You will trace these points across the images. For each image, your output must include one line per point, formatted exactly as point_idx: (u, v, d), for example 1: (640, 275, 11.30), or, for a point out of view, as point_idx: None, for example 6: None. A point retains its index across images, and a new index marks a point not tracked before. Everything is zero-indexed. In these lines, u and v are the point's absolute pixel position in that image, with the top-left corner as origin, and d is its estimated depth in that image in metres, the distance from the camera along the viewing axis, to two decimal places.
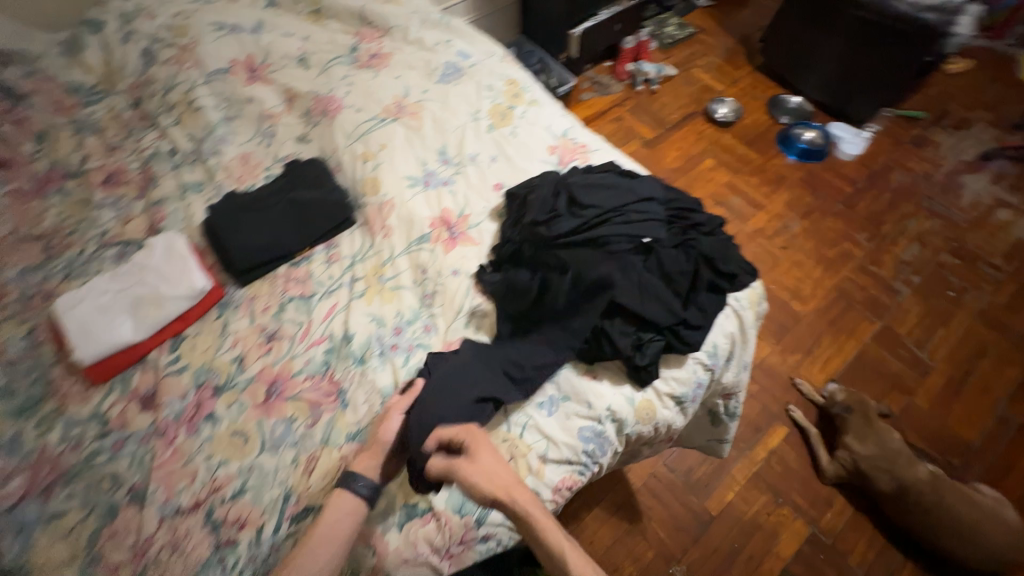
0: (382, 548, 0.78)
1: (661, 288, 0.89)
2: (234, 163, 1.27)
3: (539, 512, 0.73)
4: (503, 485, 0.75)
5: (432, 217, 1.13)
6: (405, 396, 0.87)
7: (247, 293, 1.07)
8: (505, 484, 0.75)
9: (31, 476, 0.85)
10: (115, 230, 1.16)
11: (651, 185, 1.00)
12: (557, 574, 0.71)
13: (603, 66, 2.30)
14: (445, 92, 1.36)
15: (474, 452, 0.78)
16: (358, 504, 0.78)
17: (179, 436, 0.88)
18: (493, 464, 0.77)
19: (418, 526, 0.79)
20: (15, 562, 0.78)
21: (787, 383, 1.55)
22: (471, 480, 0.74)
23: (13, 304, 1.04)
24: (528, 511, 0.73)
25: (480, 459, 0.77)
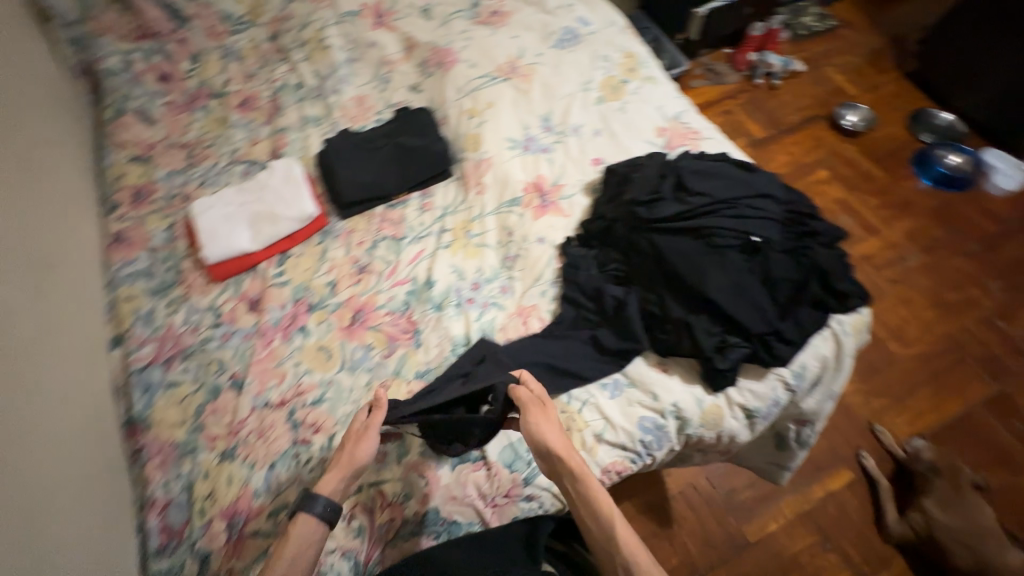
0: (434, 481, 0.82)
1: (760, 292, 0.83)
2: (350, 103, 1.34)
3: (593, 477, 0.73)
4: (566, 446, 0.75)
5: (526, 181, 1.13)
6: (376, 411, 0.79)
7: (346, 225, 1.15)
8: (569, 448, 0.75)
9: (158, 346, 1.00)
10: (244, 150, 1.29)
11: (768, 180, 0.93)
12: (601, 541, 0.70)
13: (722, 54, 2.08)
14: (559, 57, 1.32)
15: (546, 408, 0.78)
16: (318, 529, 0.71)
17: (275, 340, 0.99)
18: (560, 425, 0.78)
19: (468, 470, 0.83)
20: (142, 413, 0.93)
21: (864, 427, 1.40)
22: (535, 428, 0.75)
23: (160, 200, 1.20)
24: (589, 481, 0.73)
25: (546, 411, 0.78)
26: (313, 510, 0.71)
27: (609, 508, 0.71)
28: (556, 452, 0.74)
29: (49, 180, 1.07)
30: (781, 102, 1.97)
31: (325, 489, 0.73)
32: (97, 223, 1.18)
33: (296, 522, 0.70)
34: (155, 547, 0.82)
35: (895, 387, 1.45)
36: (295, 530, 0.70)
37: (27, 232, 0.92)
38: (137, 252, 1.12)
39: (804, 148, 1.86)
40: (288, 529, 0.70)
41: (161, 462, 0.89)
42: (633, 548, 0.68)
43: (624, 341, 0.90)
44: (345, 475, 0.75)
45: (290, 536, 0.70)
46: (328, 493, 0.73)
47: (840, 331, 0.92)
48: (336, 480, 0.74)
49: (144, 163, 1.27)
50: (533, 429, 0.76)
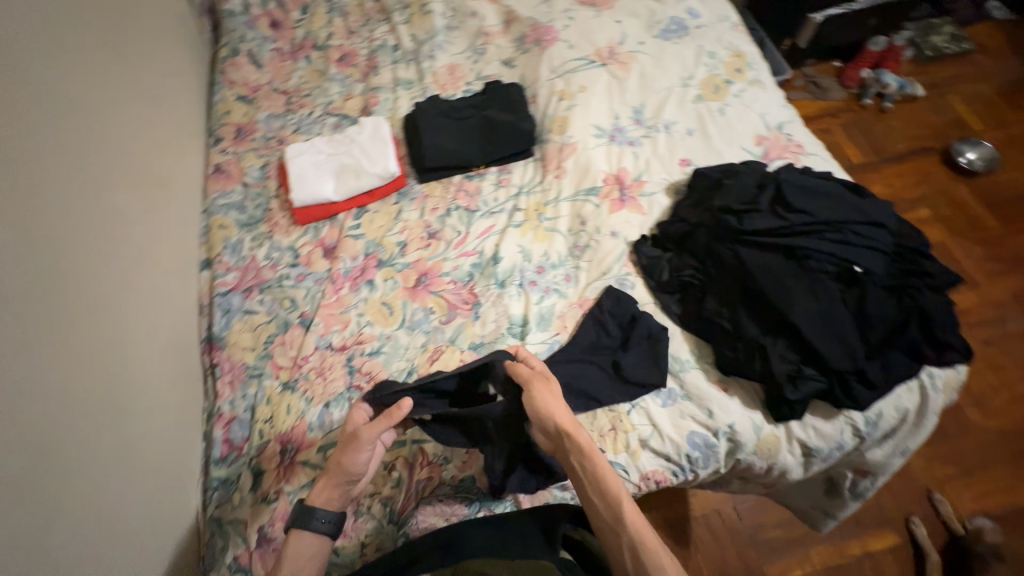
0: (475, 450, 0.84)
1: (851, 326, 0.78)
2: (442, 70, 1.35)
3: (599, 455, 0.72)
4: (572, 422, 0.74)
5: (608, 172, 1.10)
6: (381, 420, 0.73)
7: (423, 190, 1.17)
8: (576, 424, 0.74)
9: (241, 276, 1.07)
10: (338, 103, 1.33)
11: (883, 209, 0.88)
12: (606, 520, 0.68)
13: (831, 67, 1.90)
14: (662, 49, 1.26)
15: (550, 383, 0.78)
16: (316, 542, 0.69)
17: (344, 288, 1.03)
18: (563, 401, 0.77)
19: None
20: (219, 333, 1.01)
21: (921, 493, 1.24)
22: (540, 400, 0.75)
23: (258, 140, 1.28)
24: (594, 456, 0.71)
25: (552, 387, 0.77)
26: (307, 527, 0.69)
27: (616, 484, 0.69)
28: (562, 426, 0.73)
29: (161, 110, 1.16)
30: (889, 126, 1.78)
31: (317, 500, 0.71)
32: (202, 154, 1.27)
33: (291, 538, 0.69)
34: (217, 456, 0.90)
35: (963, 458, 1.28)
36: (290, 547, 0.68)
37: (131, 162, 1.01)
38: (233, 185, 1.20)
39: (910, 181, 1.68)
40: (285, 547, 0.69)
41: (230, 380, 0.96)
42: (640, 528, 0.66)
43: (647, 370, 0.87)
44: (338, 484, 0.72)
45: (289, 550, 0.68)
46: (324, 505, 0.71)
47: (929, 385, 0.84)
48: (330, 491, 0.71)
49: (248, 103, 1.35)
50: (537, 402, 0.75)
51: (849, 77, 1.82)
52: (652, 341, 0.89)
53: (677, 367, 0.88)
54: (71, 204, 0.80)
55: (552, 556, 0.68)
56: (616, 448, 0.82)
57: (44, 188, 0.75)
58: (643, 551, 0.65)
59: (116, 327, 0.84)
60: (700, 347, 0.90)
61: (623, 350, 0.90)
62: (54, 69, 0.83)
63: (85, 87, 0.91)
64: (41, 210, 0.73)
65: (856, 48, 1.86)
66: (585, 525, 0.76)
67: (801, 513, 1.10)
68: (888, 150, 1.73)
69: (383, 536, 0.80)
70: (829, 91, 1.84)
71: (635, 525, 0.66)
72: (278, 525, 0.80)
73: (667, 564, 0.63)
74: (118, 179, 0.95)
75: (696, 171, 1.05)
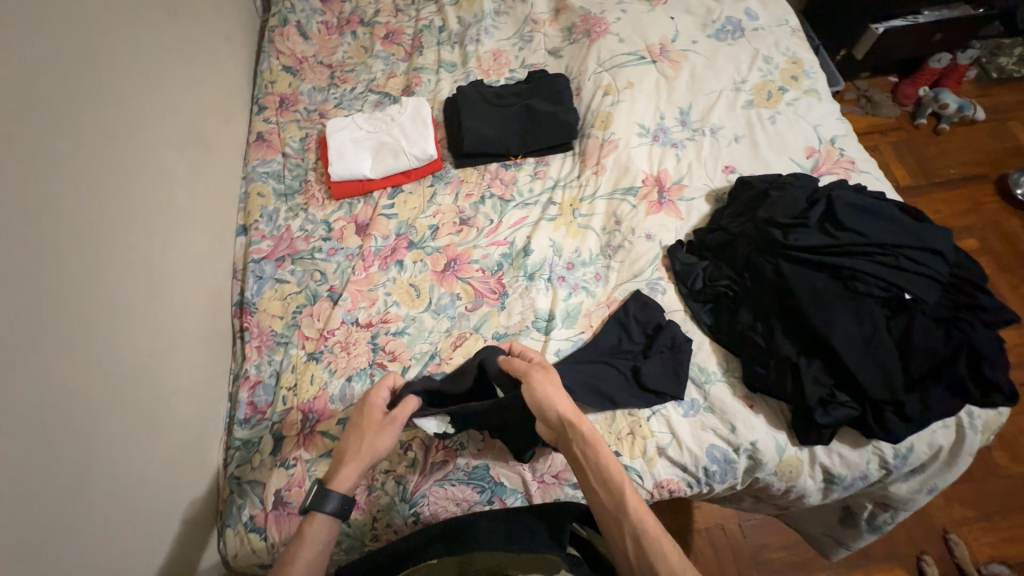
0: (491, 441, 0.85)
1: (892, 355, 0.76)
2: (487, 55, 1.33)
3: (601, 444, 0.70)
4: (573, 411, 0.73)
5: (648, 173, 1.07)
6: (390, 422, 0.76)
7: (458, 174, 1.17)
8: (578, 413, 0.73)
9: (275, 245, 1.09)
10: (380, 81, 1.33)
11: (942, 237, 0.83)
12: (609, 509, 0.67)
13: (885, 81, 1.81)
14: (716, 49, 1.22)
15: (550, 373, 0.77)
16: (332, 525, 0.70)
17: (373, 267, 1.04)
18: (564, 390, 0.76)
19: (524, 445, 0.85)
20: (251, 298, 1.03)
21: (935, 531, 1.20)
22: (539, 388, 0.73)
23: (300, 112, 1.29)
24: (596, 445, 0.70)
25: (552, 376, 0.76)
26: (325, 509, 0.69)
27: (619, 471, 0.68)
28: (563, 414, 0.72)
29: (209, 75, 1.18)
30: (943, 149, 1.70)
31: (337, 484, 0.71)
32: (245, 121, 1.29)
33: (311, 522, 0.69)
34: (240, 417, 0.93)
35: (983, 501, 1.23)
36: (309, 531, 0.68)
37: (178, 124, 1.02)
38: (274, 154, 1.22)
39: (959, 209, 1.59)
40: (302, 531, 0.69)
41: (258, 346, 0.99)
42: (644, 517, 0.65)
43: (664, 384, 0.84)
44: (361, 468, 0.73)
45: (306, 538, 0.68)
46: (344, 491, 0.71)
47: (967, 424, 0.81)
48: (354, 476, 0.72)
49: (293, 74, 1.36)
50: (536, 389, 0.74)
51: (902, 94, 1.74)
52: (674, 351, 0.87)
53: (703, 378, 0.86)
54: (115, 162, 0.82)
55: (560, 551, 0.69)
56: (634, 453, 0.81)
57: (89, 145, 0.76)
58: (647, 541, 0.63)
59: (153, 286, 0.86)
60: (728, 360, 0.88)
61: (644, 358, 0.88)
62: (100, 30, 0.84)
63: (136, 45, 0.93)
64: (85, 167, 0.75)
65: (918, 63, 1.76)
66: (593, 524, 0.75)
67: (811, 537, 1.08)
68: (939, 174, 1.65)
69: (394, 513, 0.80)
70: (881, 106, 1.75)
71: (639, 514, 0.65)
72: (294, 490, 0.82)
73: (671, 554, 0.61)
74: (163, 141, 0.96)
75: (740, 179, 1.01)
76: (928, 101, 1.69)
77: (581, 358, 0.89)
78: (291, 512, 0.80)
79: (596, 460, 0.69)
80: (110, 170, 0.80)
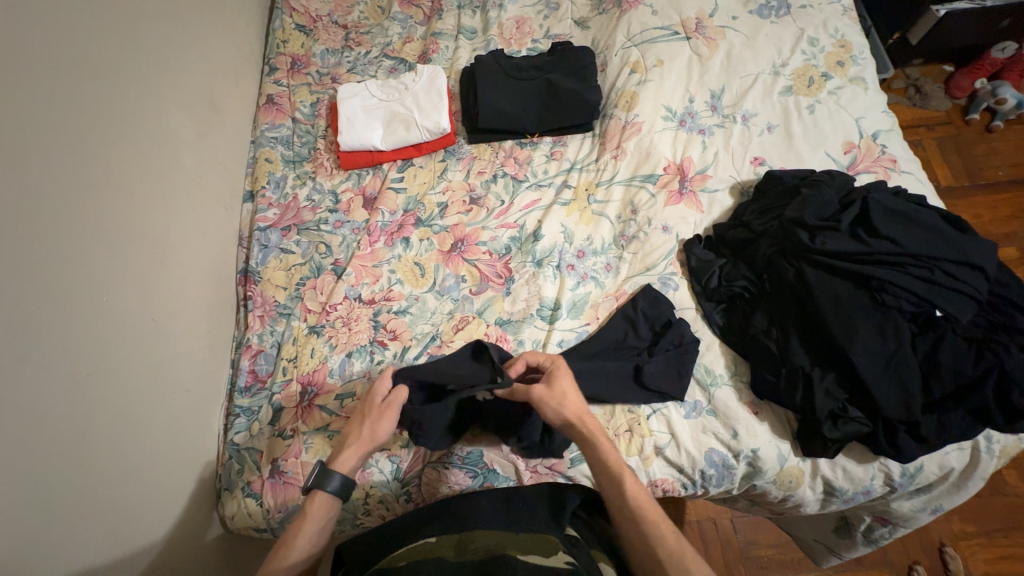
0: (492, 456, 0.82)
1: (914, 374, 0.72)
2: (509, 23, 1.25)
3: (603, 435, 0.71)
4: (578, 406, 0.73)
5: (670, 160, 1.01)
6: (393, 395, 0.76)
7: (471, 151, 1.12)
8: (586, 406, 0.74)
9: (281, 213, 1.07)
10: (396, 46, 1.27)
11: (988, 251, 0.77)
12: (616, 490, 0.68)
13: (939, 70, 1.66)
14: (757, 27, 1.13)
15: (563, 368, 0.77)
16: (334, 503, 0.70)
17: (379, 242, 1.01)
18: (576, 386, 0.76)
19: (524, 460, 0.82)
20: (255, 266, 1.02)
21: (930, 543, 1.18)
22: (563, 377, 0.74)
23: (312, 75, 1.24)
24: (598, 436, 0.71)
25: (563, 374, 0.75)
26: (328, 489, 0.69)
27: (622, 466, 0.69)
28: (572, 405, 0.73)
29: (218, 33, 1.13)
30: (994, 149, 1.57)
31: (341, 465, 0.72)
32: (256, 82, 1.25)
33: (313, 499, 0.69)
34: (241, 385, 0.93)
35: (985, 518, 1.20)
36: (312, 507, 0.69)
37: (184, 84, 0.99)
38: (284, 119, 1.18)
39: (1002, 215, 1.49)
40: (304, 507, 0.69)
41: (261, 315, 0.99)
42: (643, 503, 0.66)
43: (665, 383, 0.82)
44: (364, 451, 0.73)
45: (308, 514, 0.68)
46: (346, 471, 0.72)
47: (983, 449, 0.77)
48: (354, 458, 0.72)
49: (306, 34, 1.30)
50: (544, 386, 0.73)
51: (957, 86, 1.59)
52: (679, 350, 0.85)
53: (709, 380, 0.83)
54: (113, 122, 0.79)
55: (558, 531, 0.66)
56: (630, 452, 0.80)
57: (85, 103, 0.74)
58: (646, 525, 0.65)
59: (156, 251, 0.85)
60: (736, 364, 0.85)
61: (646, 358, 0.85)
62: None
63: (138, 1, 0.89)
64: (78, 127, 0.72)
65: (979, 51, 1.61)
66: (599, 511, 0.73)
67: (803, 541, 1.07)
68: (985, 176, 1.54)
69: (387, 491, 0.81)
70: (930, 98, 1.62)
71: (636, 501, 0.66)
72: (290, 461, 0.82)
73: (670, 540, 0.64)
74: (167, 101, 0.94)
75: (769, 172, 0.95)
76: (985, 94, 1.56)
77: (583, 352, 0.86)
78: (287, 481, 0.82)
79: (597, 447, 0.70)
80: (107, 130, 0.78)
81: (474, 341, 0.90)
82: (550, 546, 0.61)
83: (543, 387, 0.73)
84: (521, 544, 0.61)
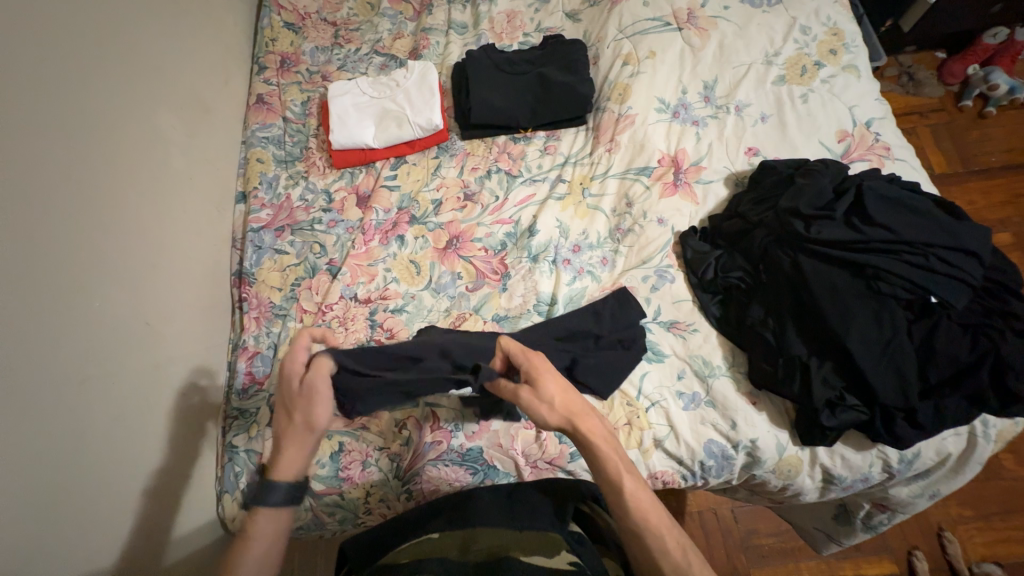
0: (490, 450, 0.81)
1: (911, 360, 0.73)
2: (500, 17, 1.24)
3: (603, 439, 0.67)
4: (574, 407, 0.69)
5: (664, 152, 1.01)
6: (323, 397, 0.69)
7: (464, 147, 1.11)
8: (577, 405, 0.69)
9: (275, 214, 1.06)
10: (386, 42, 1.26)
11: (982, 236, 0.77)
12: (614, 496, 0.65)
13: (931, 57, 1.66)
14: (749, 17, 1.12)
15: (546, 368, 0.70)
16: (279, 517, 0.65)
17: (373, 241, 1.00)
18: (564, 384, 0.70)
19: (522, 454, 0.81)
20: (250, 268, 1.01)
21: (928, 528, 1.19)
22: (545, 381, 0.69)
23: (303, 73, 1.23)
24: (599, 438, 0.67)
25: (545, 377, 0.69)
26: (271, 502, 0.64)
27: (619, 467, 0.66)
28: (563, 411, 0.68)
29: (204, 32, 1.12)
30: (986, 135, 1.58)
31: (284, 475, 0.66)
32: (245, 81, 1.23)
33: (256, 516, 0.64)
34: (238, 387, 0.93)
35: (980, 502, 1.21)
36: (258, 523, 0.64)
37: (172, 85, 0.98)
38: (274, 119, 1.17)
39: (996, 200, 1.49)
40: (246, 528, 0.64)
41: (257, 317, 0.98)
42: (646, 513, 0.64)
43: (597, 381, 0.81)
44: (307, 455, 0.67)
45: (250, 535, 0.63)
46: (289, 479, 0.66)
47: (980, 433, 0.78)
48: (298, 464, 0.67)
49: (295, 32, 1.29)
50: (530, 390, 0.68)
51: (949, 72, 1.59)
52: (625, 348, 0.84)
53: (707, 371, 0.84)
54: (101, 124, 0.78)
55: (561, 529, 0.65)
56: (630, 444, 0.80)
57: (72, 106, 0.73)
58: (649, 536, 0.62)
59: (148, 254, 0.84)
60: (734, 355, 0.85)
61: (593, 350, 0.83)
62: None
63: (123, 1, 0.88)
64: (66, 129, 0.71)
65: (971, 37, 1.61)
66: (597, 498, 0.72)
67: (803, 529, 1.08)
68: (979, 162, 1.54)
69: (388, 489, 0.82)
70: (923, 85, 1.62)
71: (639, 510, 0.64)
72: None
73: (676, 552, 0.61)
74: (156, 102, 0.92)
75: (763, 162, 0.95)
76: (976, 81, 1.56)
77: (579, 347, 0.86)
78: None
79: (593, 450, 0.67)
80: (96, 133, 0.77)
81: None
82: (553, 546, 0.61)
83: (529, 392, 0.68)
84: (524, 546, 0.61)
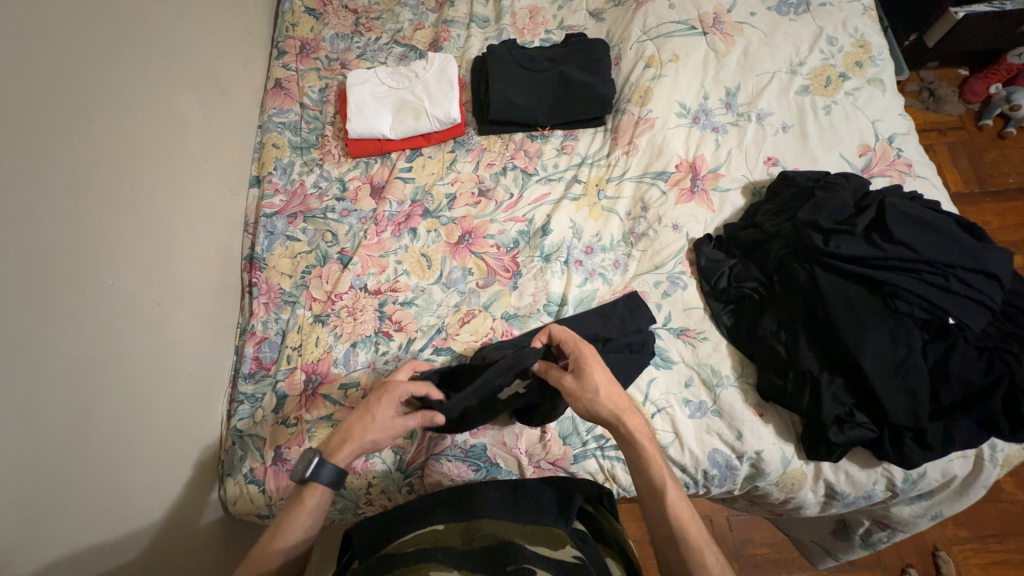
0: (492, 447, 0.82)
1: (924, 382, 0.72)
2: (522, 12, 1.23)
3: (646, 442, 0.70)
4: (624, 408, 0.70)
5: (682, 158, 1.00)
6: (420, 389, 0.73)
7: (481, 142, 1.11)
8: (623, 405, 0.70)
9: (288, 200, 1.06)
10: (406, 32, 1.25)
11: (1004, 258, 0.77)
12: (653, 504, 0.68)
13: (954, 74, 1.64)
14: (775, 24, 1.11)
15: (591, 363, 0.71)
16: (323, 495, 0.68)
17: (386, 233, 1.00)
18: (611, 380, 0.71)
19: (522, 453, 0.82)
20: (261, 253, 1.01)
21: (924, 548, 1.18)
22: (592, 370, 0.70)
23: (321, 60, 1.23)
24: (644, 439, 0.70)
25: (589, 374, 0.70)
26: (322, 480, 0.67)
27: (661, 472, 0.68)
28: (615, 412, 0.69)
29: (224, 14, 1.11)
30: (1004, 156, 1.56)
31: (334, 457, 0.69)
32: (264, 66, 1.23)
33: (307, 492, 0.67)
34: (245, 371, 0.93)
35: (978, 523, 1.20)
36: (307, 501, 0.67)
37: (191, 66, 0.98)
38: (292, 104, 1.17)
39: (1010, 222, 1.48)
40: (300, 499, 0.68)
41: (266, 303, 0.98)
42: (684, 523, 0.66)
43: None
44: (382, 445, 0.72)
45: (303, 507, 0.67)
46: (337, 462, 0.69)
47: (988, 457, 0.77)
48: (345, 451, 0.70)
49: (316, 18, 1.28)
50: (574, 378, 0.71)
51: (971, 90, 1.57)
52: (634, 353, 0.82)
53: (715, 380, 0.83)
54: (118, 103, 0.78)
55: (566, 526, 0.65)
56: None
57: (91, 84, 0.73)
58: (687, 548, 0.65)
59: (161, 235, 0.84)
60: (742, 365, 0.85)
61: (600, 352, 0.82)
62: None
63: None
64: (84, 107, 0.71)
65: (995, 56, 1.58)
66: (600, 497, 0.73)
67: (799, 542, 1.08)
68: (994, 183, 1.53)
69: (390, 481, 0.81)
70: (944, 102, 1.60)
71: (680, 521, 0.66)
72: (293, 449, 0.82)
73: (711, 567, 0.63)
74: (174, 84, 0.92)
75: (783, 172, 0.94)
76: (999, 100, 1.52)
77: None
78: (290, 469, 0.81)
79: (636, 452, 0.69)
80: (113, 111, 0.77)
81: (479, 334, 0.89)
82: (558, 539, 0.61)
83: (572, 379, 0.71)
84: (529, 536, 0.60)
